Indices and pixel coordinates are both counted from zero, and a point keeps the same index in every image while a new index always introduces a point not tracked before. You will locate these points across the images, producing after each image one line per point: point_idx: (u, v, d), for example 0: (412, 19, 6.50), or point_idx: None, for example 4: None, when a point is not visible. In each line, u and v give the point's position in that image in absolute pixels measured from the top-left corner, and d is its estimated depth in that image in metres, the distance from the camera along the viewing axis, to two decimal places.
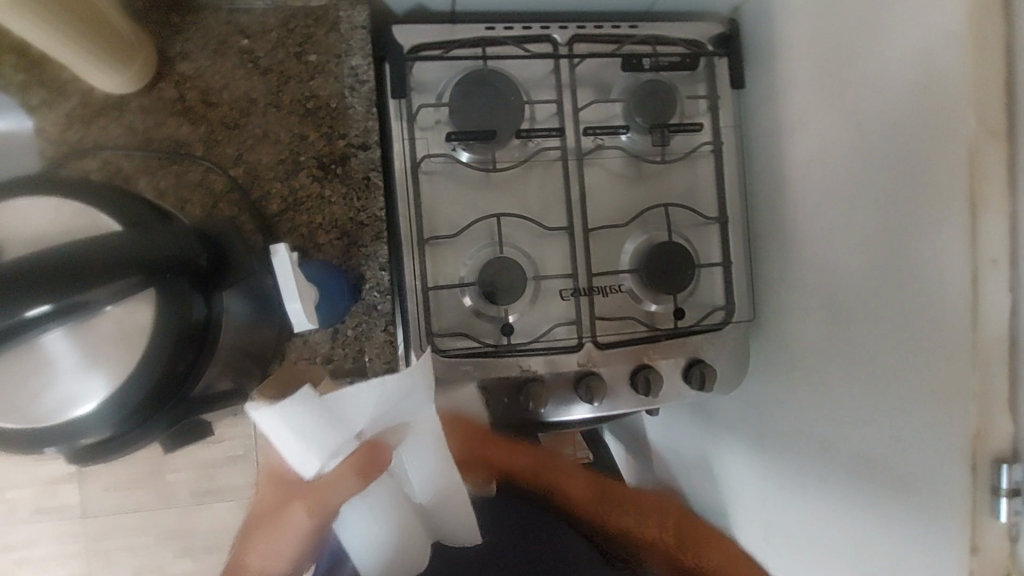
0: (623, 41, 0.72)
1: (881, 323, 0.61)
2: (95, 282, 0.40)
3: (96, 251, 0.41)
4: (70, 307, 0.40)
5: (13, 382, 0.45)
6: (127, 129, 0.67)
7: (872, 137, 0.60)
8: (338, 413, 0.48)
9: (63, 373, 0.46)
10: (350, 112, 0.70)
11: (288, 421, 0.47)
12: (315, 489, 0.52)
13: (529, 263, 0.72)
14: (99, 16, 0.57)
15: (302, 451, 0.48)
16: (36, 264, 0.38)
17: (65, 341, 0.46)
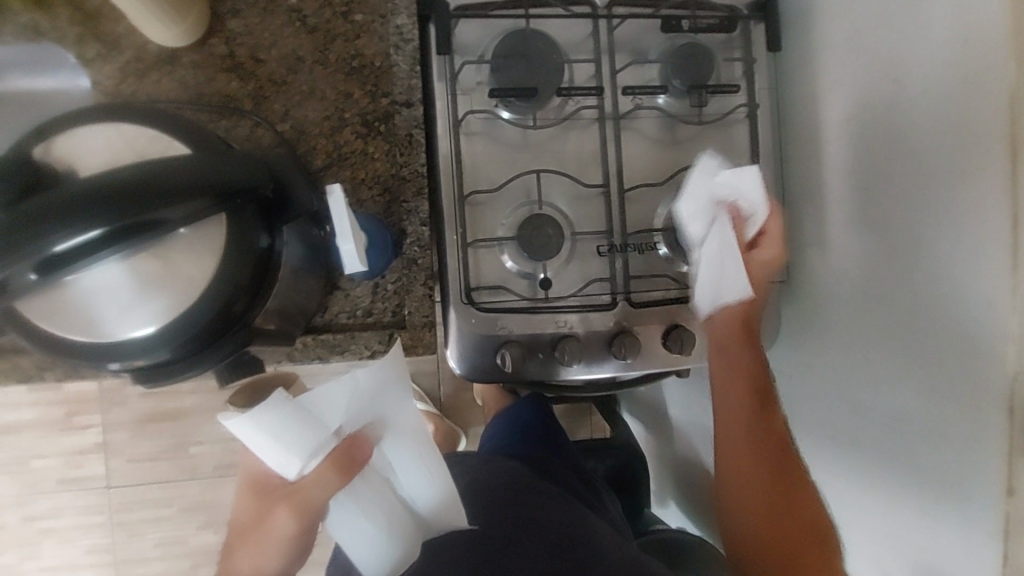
0: (660, 5, 0.73)
1: (916, 277, 0.62)
2: (167, 201, 0.42)
3: (172, 171, 0.43)
4: (139, 225, 0.42)
5: (82, 299, 0.47)
6: (179, 84, 0.69)
7: (911, 91, 0.61)
8: (308, 414, 0.57)
9: (120, 296, 0.47)
10: (394, 70, 0.71)
11: (261, 428, 0.55)
12: (299, 490, 0.59)
13: (566, 221, 0.73)
14: None
15: (281, 455, 0.57)
16: (117, 181, 0.41)
17: (125, 265, 0.47)
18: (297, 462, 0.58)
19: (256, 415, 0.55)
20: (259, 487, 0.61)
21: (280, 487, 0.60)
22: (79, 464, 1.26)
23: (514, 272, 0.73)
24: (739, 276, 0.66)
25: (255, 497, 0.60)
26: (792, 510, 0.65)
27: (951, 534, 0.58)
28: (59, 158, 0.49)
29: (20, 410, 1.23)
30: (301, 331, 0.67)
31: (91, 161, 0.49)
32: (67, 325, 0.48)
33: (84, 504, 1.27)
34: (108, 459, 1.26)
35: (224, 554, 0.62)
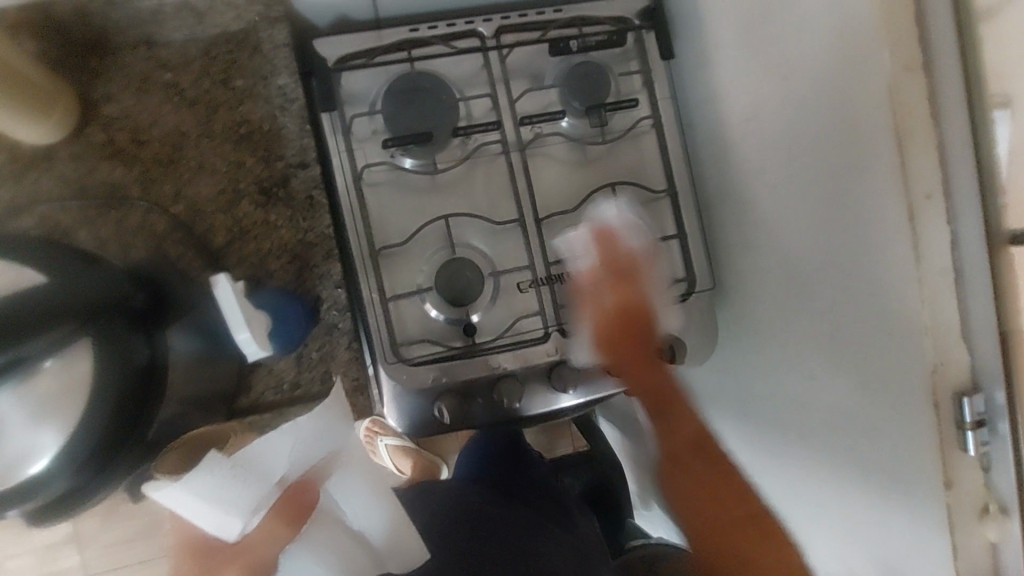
0: (547, 27, 0.72)
1: (831, 274, 0.61)
2: (32, 334, 0.39)
3: (28, 299, 0.39)
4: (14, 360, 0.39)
5: None
6: (61, 180, 0.67)
7: (798, 88, 0.60)
8: (246, 468, 0.53)
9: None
10: (284, 133, 0.70)
11: (190, 489, 0.52)
12: (244, 552, 0.52)
13: (485, 260, 0.71)
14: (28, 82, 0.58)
15: (220, 518, 0.51)
16: None
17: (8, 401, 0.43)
18: (230, 515, 0.52)
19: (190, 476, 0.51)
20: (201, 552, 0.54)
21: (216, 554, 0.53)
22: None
23: (442, 321, 0.71)
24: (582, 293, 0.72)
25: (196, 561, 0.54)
26: (748, 514, 0.55)
27: (903, 528, 0.58)
28: None
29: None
30: (224, 418, 0.67)
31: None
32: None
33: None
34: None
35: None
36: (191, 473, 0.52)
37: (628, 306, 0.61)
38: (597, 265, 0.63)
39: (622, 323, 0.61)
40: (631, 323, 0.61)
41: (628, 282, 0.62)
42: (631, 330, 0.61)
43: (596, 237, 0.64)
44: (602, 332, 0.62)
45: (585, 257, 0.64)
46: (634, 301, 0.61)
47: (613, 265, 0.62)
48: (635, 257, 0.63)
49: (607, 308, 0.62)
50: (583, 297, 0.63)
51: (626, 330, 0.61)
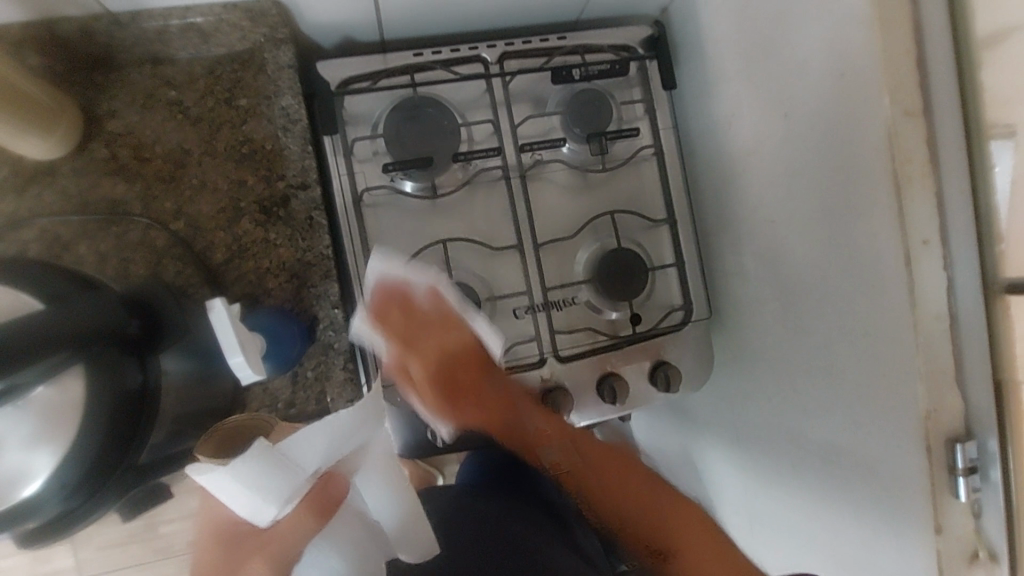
0: (552, 54, 0.73)
1: (829, 311, 0.61)
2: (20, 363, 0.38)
3: (21, 327, 0.39)
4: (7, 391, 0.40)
5: None
6: (63, 194, 0.67)
7: (799, 127, 0.60)
8: (287, 456, 0.49)
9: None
10: (286, 153, 0.69)
11: (240, 479, 0.47)
12: (267, 545, 0.47)
13: (483, 285, 0.71)
14: (30, 98, 0.58)
15: (258, 501, 0.47)
16: None
17: (3, 423, 0.43)
18: (268, 503, 0.48)
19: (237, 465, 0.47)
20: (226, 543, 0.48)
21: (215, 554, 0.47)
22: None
23: None
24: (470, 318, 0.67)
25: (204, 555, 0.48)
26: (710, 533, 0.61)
27: (892, 570, 0.57)
28: None
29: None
30: None
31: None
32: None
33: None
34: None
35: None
36: (239, 466, 0.47)
37: (443, 361, 0.63)
38: (370, 315, 0.62)
39: (439, 374, 0.64)
40: (454, 371, 0.64)
41: (411, 335, 0.62)
42: (455, 374, 0.64)
43: (379, 291, 0.62)
44: (432, 376, 0.64)
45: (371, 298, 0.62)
46: (444, 344, 0.63)
47: (384, 315, 0.61)
48: (435, 303, 0.63)
49: (423, 360, 0.63)
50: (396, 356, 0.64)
51: (446, 377, 0.64)
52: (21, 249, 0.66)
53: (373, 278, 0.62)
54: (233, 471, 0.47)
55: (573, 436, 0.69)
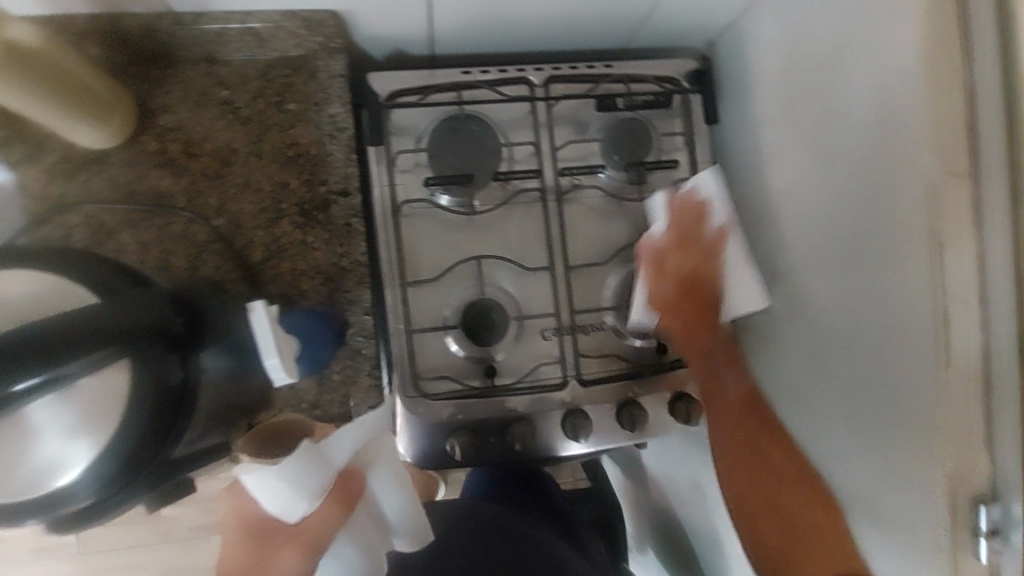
0: (598, 81, 0.74)
1: (857, 359, 0.61)
2: (62, 357, 0.39)
3: (71, 321, 0.40)
4: (51, 382, 0.40)
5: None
6: (110, 182, 0.68)
7: (839, 174, 0.61)
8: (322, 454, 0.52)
9: (23, 451, 0.45)
10: (330, 159, 0.70)
11: (278, 479, 0.49)
12: (301, 535, 0.50)
13: (512, 302, 0.73)
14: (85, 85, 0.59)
15: (292, 498, 0.49)
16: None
17: (47, 412, 0.45)
18: (297, 500, 0.49)
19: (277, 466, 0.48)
20: (256, 535, 0.50)
21: (247, 543, 0.50)
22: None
23: (463, 358, 0.72)
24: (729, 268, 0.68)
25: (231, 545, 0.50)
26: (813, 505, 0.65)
27: None
28: None
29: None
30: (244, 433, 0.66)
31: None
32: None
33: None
34: (40, 569, 1.07)
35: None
36: (279, 467, 0.49)
37: (694, 272, 0.68)
38: (665, 237, 0.69)
39: (682, 292, 0.69)
40: (698, 291, 0.69)
41: (703, 249, 0.68)
42: (694, 288, 0.69)
43: (676, 204, 0.69)
44: (671, 292, 0.69)
45: (660, 227, 0.70)
46: (707, 264, 0.68)
47: (683, 234, 0.69)
48: (720, 236, 0.68)
49: (671, 270, 0.68)
50: (654, 276, 0.69)
51: (688, 292, 0.68)
52: (67, 233, 0.67)
53: (667, 198, 0.70)
54: (269, 473, 0.48)
55: (754, 416, 0.69)
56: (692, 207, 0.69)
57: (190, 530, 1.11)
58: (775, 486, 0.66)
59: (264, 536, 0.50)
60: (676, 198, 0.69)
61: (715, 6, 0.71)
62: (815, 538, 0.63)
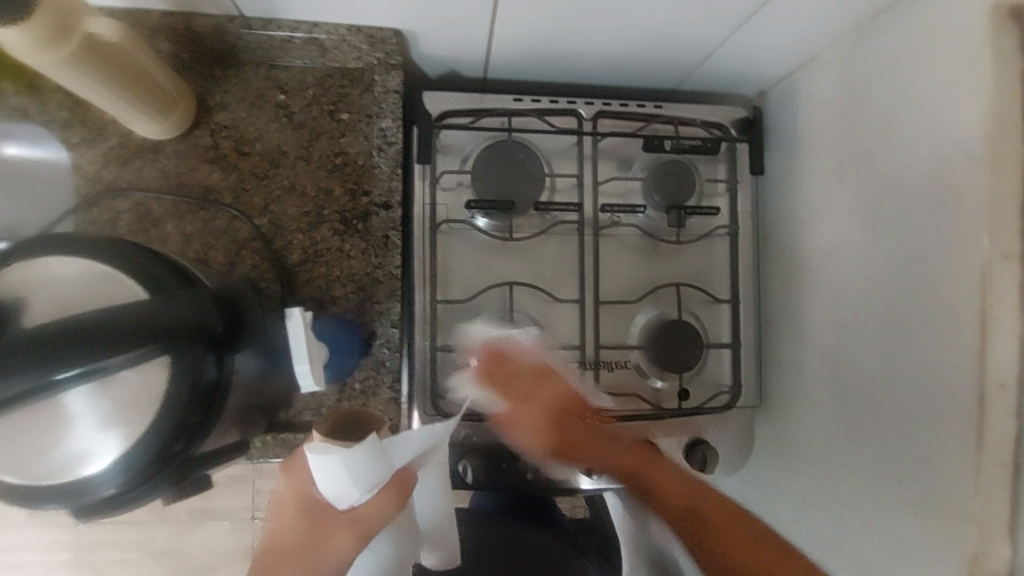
0: (648, 120, 0.74)
1: (881, 428, 0.61)
2: (108, 350, 0.41)
3: (120, 319, 0.42)
4: (91, 371, 0.41)
5: (37, 436, 0.46)
6: (161, 173, 0.70)
7: (884, 241, 0.61)
8: (385, 453, 0.51)
9: (61, 436, 0.46)
10: (376, 171, 0.72)
11: (345, 466, 0.49)
12: (357, 522, 0.51)
13: (539, 331, 0.73)
14: (149, 80, 0.61)
15: (347, 487, 0.50)
16: (48, 337, 0.40)
17: (85, 401, 0.46)
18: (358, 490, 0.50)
19: (345, 455, 0.49)
20: (308, 512, 0.51)
21: (301, 516, 0.51)
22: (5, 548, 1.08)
23: None
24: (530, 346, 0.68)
25: (287, 513, 0.52)
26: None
27: None
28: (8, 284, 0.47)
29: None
30: (263, 432, 0.67)
31: (45, 300, 0.47)
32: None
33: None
34: (39, 535, 1.09)
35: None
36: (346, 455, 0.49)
37: (552, 407, 0.67)
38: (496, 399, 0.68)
39: (552, 418, 0.67)
40: (570, 413, 0.67)
41: (535, 387, 0.67)
42: (566, 417, 0.67)
43: (485, 359, 0.67)
44: (551, 424, 0.67)
45: (484, 399, 0.68)
46: (563, 383, 0.68)
47: (495, 369, 0.67)
48: (537, 351, 0.68)
49: (535, 403, 0.67)
50: (511, 417, 0.68)
51: (556, 417, 0.67)
52: (114, 218, 0.69)
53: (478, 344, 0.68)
54: (337, 459, 0.49)
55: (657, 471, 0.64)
56: (509, 356, 0.68)
57: (189, 514, 1.12)
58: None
59: (319, 514, 0.51)
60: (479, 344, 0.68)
61: (771, 58, 0.71)
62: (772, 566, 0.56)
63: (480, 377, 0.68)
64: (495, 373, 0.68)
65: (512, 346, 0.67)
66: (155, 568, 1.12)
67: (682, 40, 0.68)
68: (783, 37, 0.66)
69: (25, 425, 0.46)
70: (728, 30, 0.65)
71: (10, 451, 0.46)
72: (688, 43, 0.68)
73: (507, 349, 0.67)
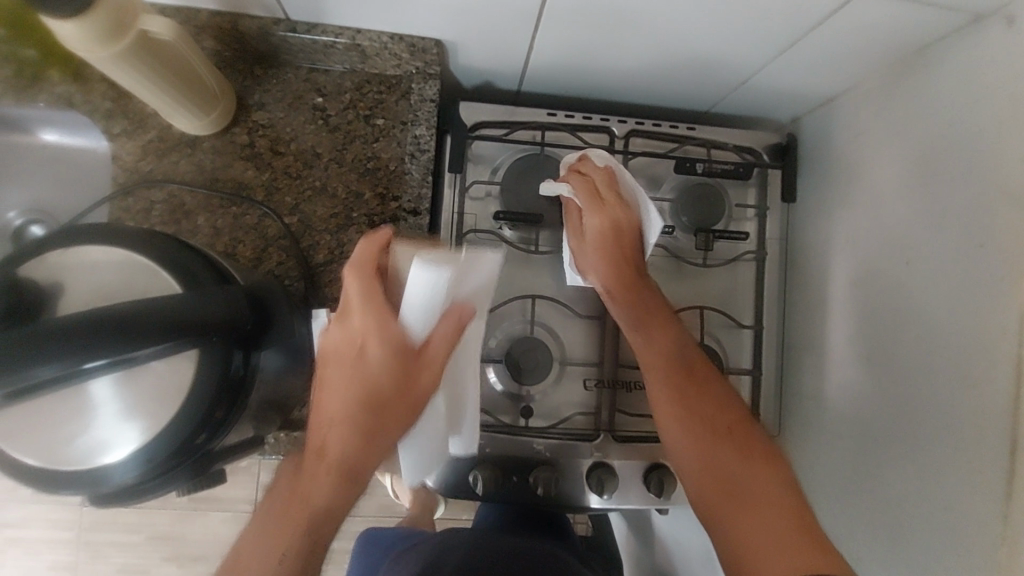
0: (681, 142, 0.74)
1: (903, 467, 0.60)
2: (137, 341, 0.41)
3: (153, 310, 0.42)
4: (118, 361, 0.42)
5: (61, 421, 0.47)
6: (197, 167, 0.71)
7: (916, 277, 0.60)
8: (453, 278, 0.52)
9: (85, 422, 0.47)
10: (406, 177, 0.72)
11: (432, 286, 0.49)
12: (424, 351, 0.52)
13: (558, 345, 0.73)
14: (195, 78, 0.62)
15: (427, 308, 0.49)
16: (83, 325, 0.41)
17: (113, 389, 0.47)
18: (437, 317, 0.51)
19: (434, 274, 0.49)
20: (396, 355, 0.51)
21: (388, 352, 0.50)
22: (9, 524, 1.09)
23: (500, 392, 0.72)
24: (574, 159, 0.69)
25: (375, 361, 0.50)
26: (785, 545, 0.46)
27: None
28: (46, 270, 0.48)
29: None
30: (277, 428, 0.67)
31: (81, 287, 0.48)
32: (5, 455, 0.47)
33: (14, 573, 1.10)
34: (43, 513, 1.10)
35: (262, 518, 0.51)
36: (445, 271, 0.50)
37: (614, 221, 0.65)
38: (570, 225, 0.68)
39: (605, 239, 0.65)
40: (617, 237, 0.65)
41: (616, 202, 0.66)
42: (616, 240, 0.65)
43: (575, 166, 0.68)
44: (596, 242, 0.65)
45: (569, 192, 0.67)
46: (628, 217, 0.66)
47: (594, 190, 0.66)
48: (607, 176, 0.67)
49: (591, 227, 0.66)
50: (578, 232, 0.67)
51: (610, 241, 0.65)
52: (147, 208, 0.70)
53: (574, 159, 0.69)
54: (444, 272, 0.49)
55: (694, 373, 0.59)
56: (593, 177, 0.67)
57: (193, 503, 1.12)
58: (755, 522, 0.48)
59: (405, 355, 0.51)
60: (577, 162, 0.68)
61: (809, 87, 0.71)
62: (760, 507, 0.49)
63: (579, 191, 0.67)
64: (589, 179, 0.67)
65: (601, 172, 0.67)
66: (155, 554, 1.12)
67: (721, 64, 0.68)
68: (822, 67, 0.66)
69: (50, 410, 0.47)
70: (768, 56, 0.65)
71: (35, 433, 0.47)
72: (725, 67, 0.68)
73: (613, 181, 0.67)
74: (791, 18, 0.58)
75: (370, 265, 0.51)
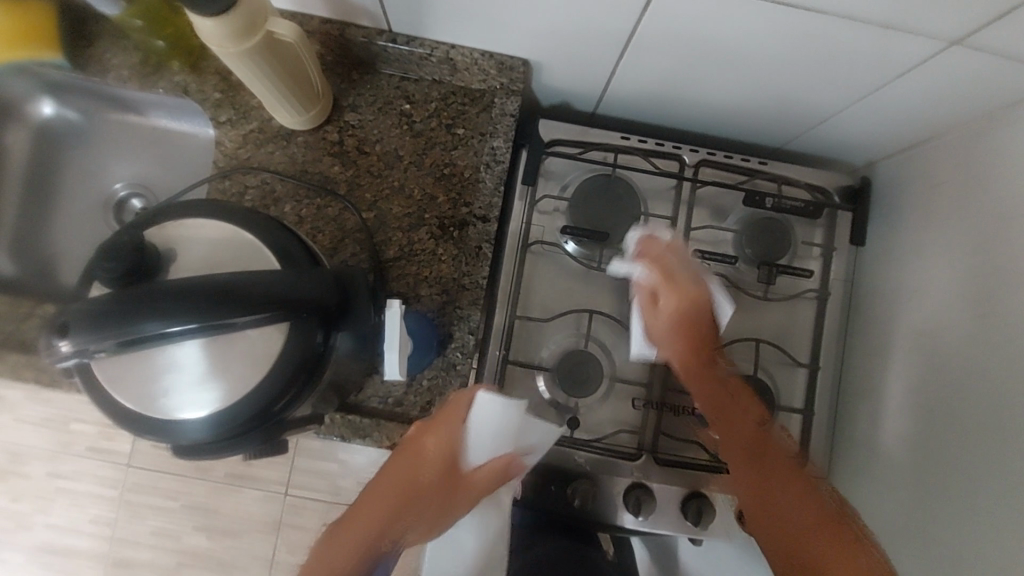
0: (752, 176, 0.75)
1: (964, 524, 0.58)
2: (234, 308, 0.45)
3: (251, 282, 0.46)
4: (214, 326, 0.46)
5: (158, 374, 0.51)
6: (289, 159, 0.76)
7: (988, 332, 0.59)
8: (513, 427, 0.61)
9: (173, 377, 0.51)
10: (480, 185, 0.76)
11: (494, 421, 0.59)
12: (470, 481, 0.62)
13: (609, 362, 0.75)
14: (304, 79, 0.68)
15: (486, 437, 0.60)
16: (187, 290, 0.45)
17: (208, 350, 0.51)
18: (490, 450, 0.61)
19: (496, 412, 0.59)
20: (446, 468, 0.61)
21: (444, 466, 0.61)
22: (64, 474, 1.17)
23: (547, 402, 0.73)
24: (640, 234, 0.68)
25: (433, 467, 0.60)
26: None
27: None
28: (163, 237, 0.53)
29: (15, 410, 1.17)
30: (334, 410, 0.69)
31: (191, 255, 0.53)
32: (107, 398, 0.52)
33: (60, 522, 1.17)
34: (93, 468, 1.17)
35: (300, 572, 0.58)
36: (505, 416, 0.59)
37: (687, 304, 0.64)
38: (643, 302, 0.67)
39: (680, 323, 0.64)
40: (693, 321, 0.64)
41: (689, 284, 0.65)
42: (693, 321, 0.64)
43: (643, 244, 0.67)
44: (671, 326, 0.65)
45: (640, 273, 0.66)
46: (701, 296, 0.65)
47: (665, 271, 0.65)
48: (677, 254, 0.66)
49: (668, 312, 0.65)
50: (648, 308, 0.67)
51: (687, 322, 0.64)
52: (241, 191, 0.75)
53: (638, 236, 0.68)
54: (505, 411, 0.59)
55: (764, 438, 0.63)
56: (665, 254, 0.66)
57: (230, 478, 1.18)
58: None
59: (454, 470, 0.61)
60: (642, 241, 0.67)
61: (887, 133, 0.71)
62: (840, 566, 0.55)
63: (649, 268, 0.66)
64: (660, 256, 0.66)
65: (671, 250, 0.66)
66: (188, 522, 1.17)
67: (798, 103, 0.69)
68: (907, 114, 0.66)
69: (150, 363, 0.52)
70: (847, 99, 0.66)
71: (134, 383, 0.52)
72: (802, 106, 0.69)
73: (678, 260, 0.66)
74: (883, 62, 0.58)
75: (458, 401, 0.60)
